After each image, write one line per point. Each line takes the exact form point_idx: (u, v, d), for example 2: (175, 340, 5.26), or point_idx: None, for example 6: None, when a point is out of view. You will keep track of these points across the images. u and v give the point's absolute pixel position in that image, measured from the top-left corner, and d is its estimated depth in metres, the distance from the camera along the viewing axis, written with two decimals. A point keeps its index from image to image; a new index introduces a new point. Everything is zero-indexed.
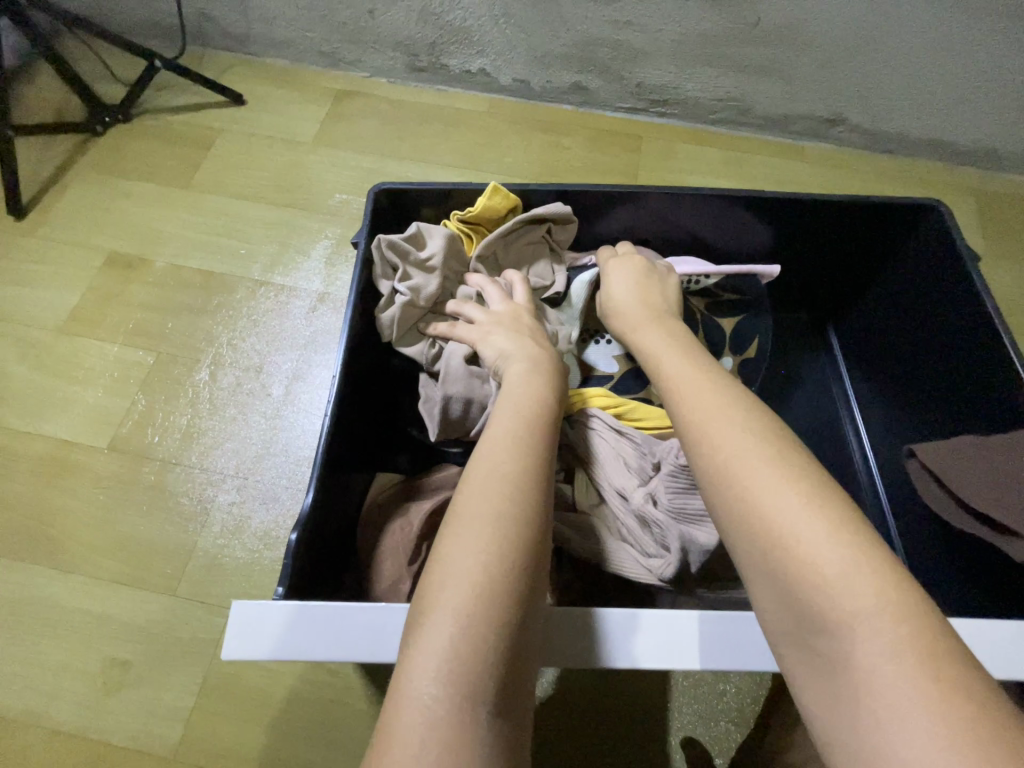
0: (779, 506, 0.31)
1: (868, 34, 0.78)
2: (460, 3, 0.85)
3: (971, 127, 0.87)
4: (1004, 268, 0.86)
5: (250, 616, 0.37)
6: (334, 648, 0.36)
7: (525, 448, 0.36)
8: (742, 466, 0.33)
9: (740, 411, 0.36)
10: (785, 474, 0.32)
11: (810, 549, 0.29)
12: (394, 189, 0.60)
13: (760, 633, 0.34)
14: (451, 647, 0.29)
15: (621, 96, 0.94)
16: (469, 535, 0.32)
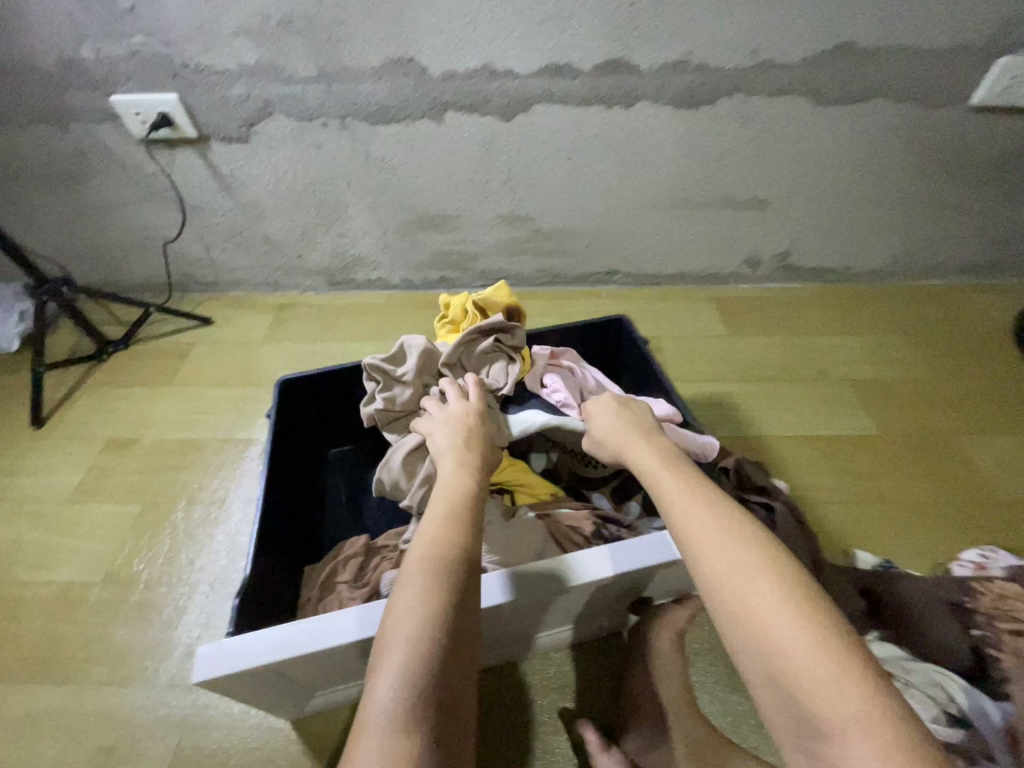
0: (777, 625, 0.43)
1: (604, 227, 1.28)
2: (357, 244, 1.33)
3: (694, 264, 1.36)
4: (745, 340, 1.26)
5: (224, 641, 0.56)
6: (268, 652, 0.55)
7: (461, 532, 0.53)
8: (744, 586, 0.45)
9: (750, 543, 0.48)
10: (788, 606, 0.44)
11: (801, 665, 0.41)
12: (295, 378, 0.90)
13: (518, 574, 0.60)
14: (409, 664, 0.44)
15: (473, 280, 1.41)
16: (411, 586, 0.49)
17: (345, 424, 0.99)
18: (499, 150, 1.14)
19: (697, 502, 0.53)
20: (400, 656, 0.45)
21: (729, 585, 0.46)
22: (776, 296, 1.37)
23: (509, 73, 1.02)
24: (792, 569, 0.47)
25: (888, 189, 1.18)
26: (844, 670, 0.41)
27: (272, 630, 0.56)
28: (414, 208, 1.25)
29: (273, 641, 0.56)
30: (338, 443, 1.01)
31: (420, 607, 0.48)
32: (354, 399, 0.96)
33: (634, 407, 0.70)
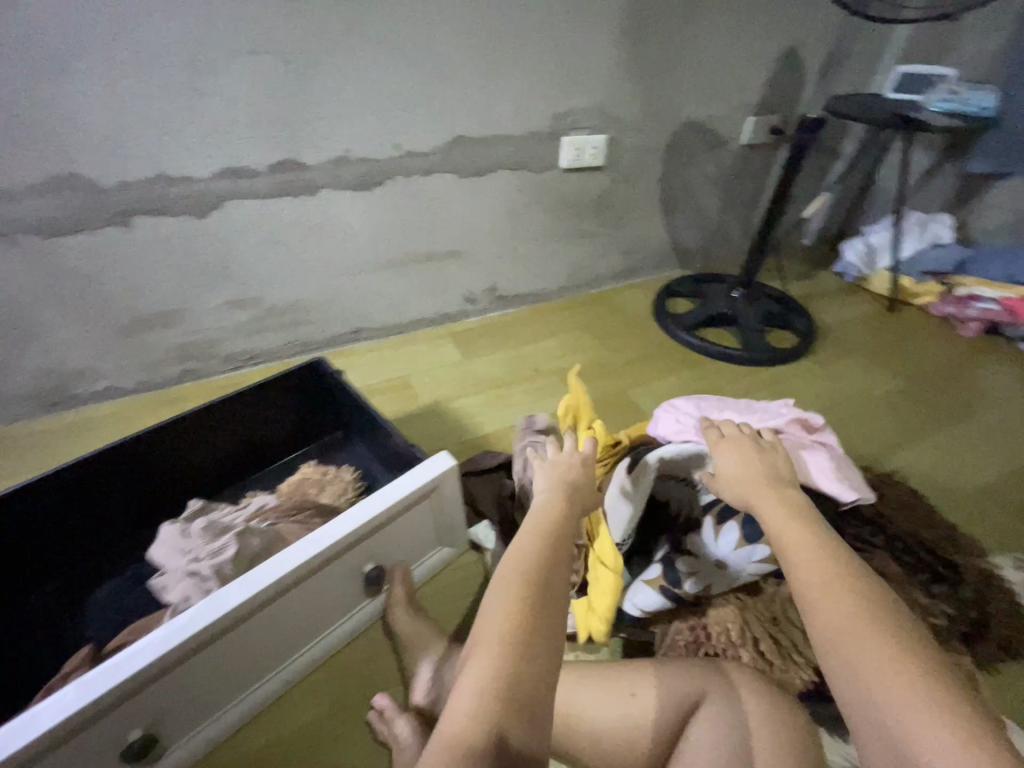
0: (881, 662, 0.47)
1: (334, 294, 1.44)
2: (67, 359, 1.25)
3: (426, 309, 1.59)
4: (478, 360, 1.53)
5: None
6: None
7: (556, 566, 0.56)
8: (849, 613, 0.50)
9: (860, 577, 0.53)
10: (898, 645, 0.48)
11: (916, 727, 0.44)
12: None
13: (222, 594, 0.67)
14: (497, 677, 0.47)
15: (221, 366, 1.43)
16: (501, 597, 0.52)
17: (43, 558, 0.93)
18: (203, 243, 1.22)
19: (805, 531, 0.58)
20: (480, 671, 0.47)
21: (856, 642, 0.49)
22: (498, 322, 1.68)
23: (187, 177, 1.12)
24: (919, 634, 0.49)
25: (541, 230, 1.59)
26: (943, 706, 0.44)
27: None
28: (126, 310, 1.24)
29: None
30: (48, 580, 0.94)
31: (502, 605, 0.51)
32: (46, 526, 0.91)
33: (774, 459, 0.72)
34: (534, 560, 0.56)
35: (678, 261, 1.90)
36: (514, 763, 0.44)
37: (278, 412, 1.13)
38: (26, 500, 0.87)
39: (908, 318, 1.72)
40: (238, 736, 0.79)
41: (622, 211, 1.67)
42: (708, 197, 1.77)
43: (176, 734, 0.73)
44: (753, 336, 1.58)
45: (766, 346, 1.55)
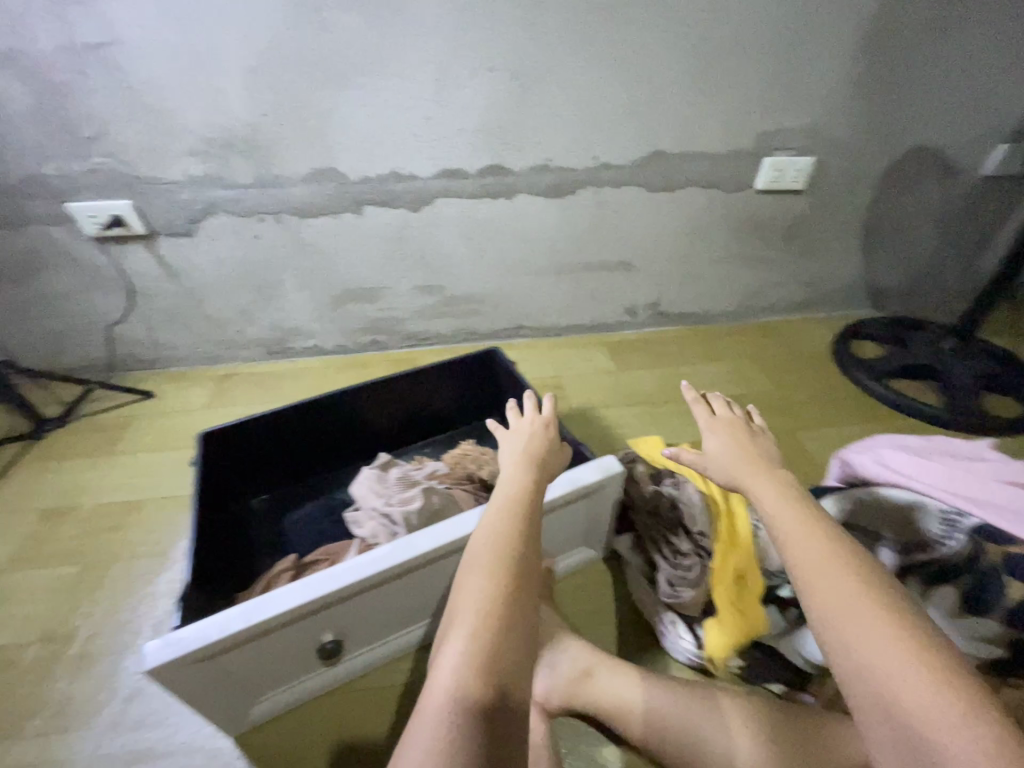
0: (864, 630, 0.48)
1: (507, 290, 1.54)
2: (293, 317, 1.51)
3: (585, 315, 1.63)
4: (630, 373, 1.52)
5: (168, 635, 0.64)
6: (223, 628, 0.65)
7: (522, 544, 0.65)
8: (829, 584, 0.52)
9: (844, 555, 0.54)
10: (883, 613, 0.49)
11: (907, 687, 0.45)
12: (215, 432, 1.01)
13: (414, 538, 0.76)
14: (470, 655, 0.54)
15: (400, 341, 1.61)
16: (472, 581, 0.62)
17: (262, 472, 1.11)
18: (412, 234, 1.39)
19: (798, 519, 0.59)
20: (456, 653, 0.55)
21: (838, 614, 0.50)
22: (654, 338, 1.66)
23: (414, 176, 1.29)
24: (904, 604, 0.50)
25: (719, 250, 1.53)
26: (931, 671, 0.45)
27: (215, 618, 0.66)
28: (342, 283, 1.46)
29: (220, 624, 0.65)
30: (260, 491, 1.13)
31: (476, 589, 0.60)
32: (270, 447, 1.10)
33: (763, 445, 0.77)
34: (503, 538, 0.65)
35: (867, 300, 1.70)
36: (501, 717, 0.52)
37: (451, 388, 1.26)
38: (266, 426, 1.07)
39: None
40: (391, 668, 0.89)
41: (813, 240, 1.54)
42: (923, 232, 1.55)
43: (352, 650, 0.83)
44: (961, 396, 1.35)
45: (977, 410, 1.33)
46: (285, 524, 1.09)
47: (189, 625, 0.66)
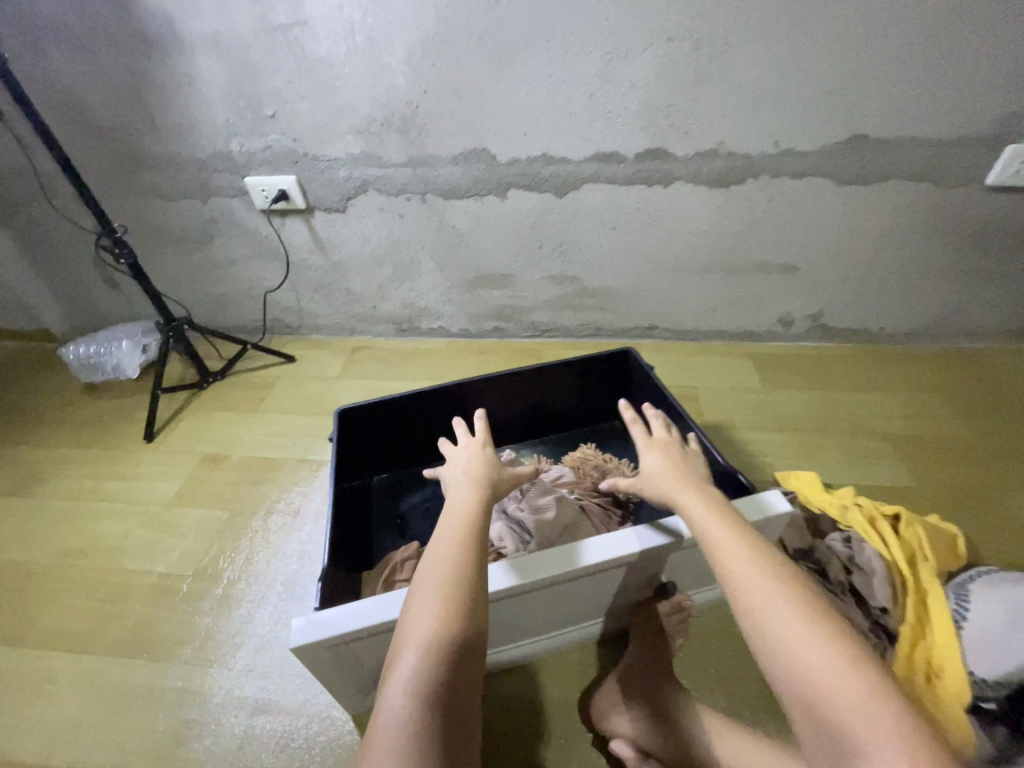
0: (790, 634, 0.54)
1: (645, 287, 1.42)
2: (424, 298, 1.52)
3: (729, 321, 1.46)
4: (778, 393, 1.33)
5: (311, 616, 0.66)
6: (358, 620, 0.65)
7: (465, 567, 0.66)
8: (755, 595, 0.58)
9: (766, 566, 0.60)
10: (801, 618, 0.54)
11: (828, 681, 0.50)
12: (351, 407, 1.04)
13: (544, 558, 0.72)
14: (417, 677, 0.57)
15: (524, 331, 1.57)
16: (418, 609, 0.64)
17: (387, 450, 1.13)
18: (553, 220, 1.32)
19: (728, 535, 0.64)
20: (408, 667, 0.58)
21: (767, 617, 0.56)
22: (810, 355, 1.44)
23: (564, 159, 1.21)
24: (826, 611, 0.55)
25: (915, 258, 1.27)
26: (849, 670, 0.50)
27: (354, 606, 0.67)
28: (475, 268, 1.44)
29: (358, 613, 0.66)
30: (382, 468, 1.15)
31: (425, 620, 0.62)
32: (398, 425, 1.11)
33: (689, 462, 0.77)
34: (440, 565, 0.66)
35: None
36: (447, 737, 0.55)
37: (580, 387, 1.19)
38: (399, 408, 1.09)
39: None
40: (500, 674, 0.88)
41: None
42: None
43: None
44: None
45: None
46: (404, 503, 1.10)
47: (328, 609, 0.68)
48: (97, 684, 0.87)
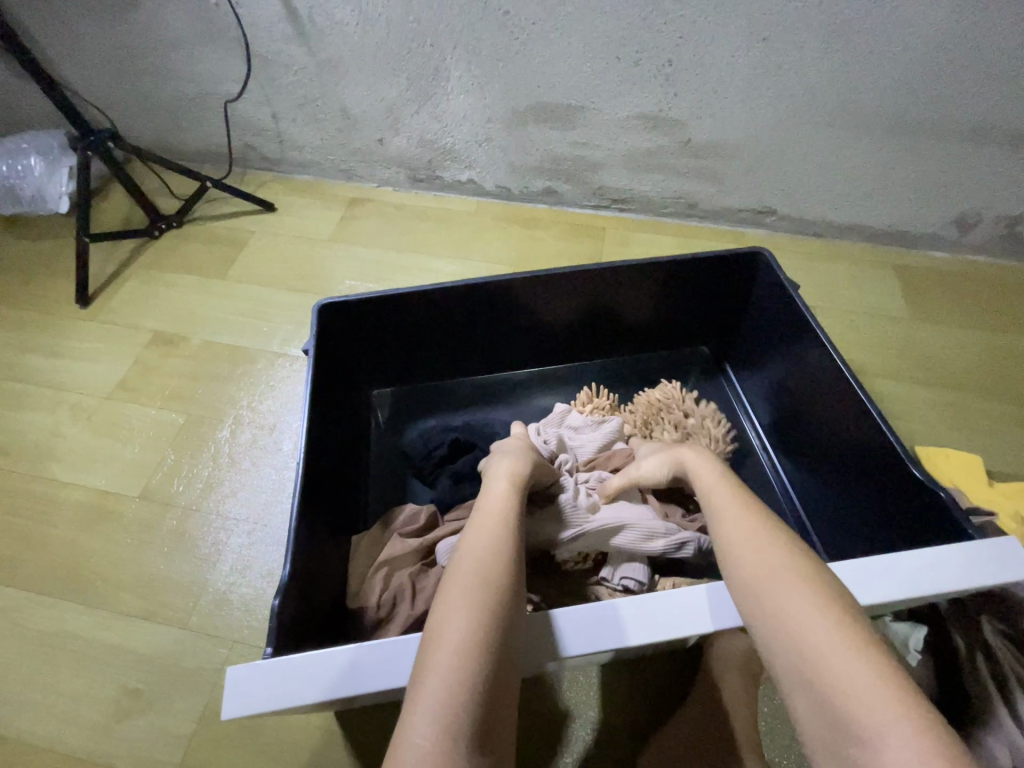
0: (778, 600, 0.41)
1: (778, 144, 0.96)
2: (452, 132, 1.06)
3: (884, 211, 1.02)
4: (931, 327, 0.96)
5: (259, 662, 0.42)
6: (325, 683, 0.41)
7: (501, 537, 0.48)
8: (740, 556, 0.45)
9: (754, 520, 0.48)
10: (789, 577, 0.42)
11: (826, 658, 0.38)
12: (335, 303, 0.73)
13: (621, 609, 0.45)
14: (449, 688, 0.37)
15: (585, 197, 1.13)
16: (452, 599, 0.43)
17: (391, 358, 0.83)
18: (669, 11, 0.82)
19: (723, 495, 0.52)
20: (437, 676, 0.38)
21: (750, 589, 0.43)
22: (985, 274, 1.03)
23: None
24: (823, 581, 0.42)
25: None
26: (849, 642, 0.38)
27: (325, 655, 0.42)
28: (532, 92, 0.96)
29: (331, 668, 0.41)
30: (383, 382, 0.85)
31: (458, 612, 0.41)
32: (406, 328, 0.79)
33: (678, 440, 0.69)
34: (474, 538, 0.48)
35: None
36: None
37: (669, 295, 0.82)
38: (409, 303, 0.76)
39: None
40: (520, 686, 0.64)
41: None
42: None
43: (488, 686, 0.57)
44: None
45: None
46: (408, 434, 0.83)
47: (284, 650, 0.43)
48: (19, 631, 0.69)
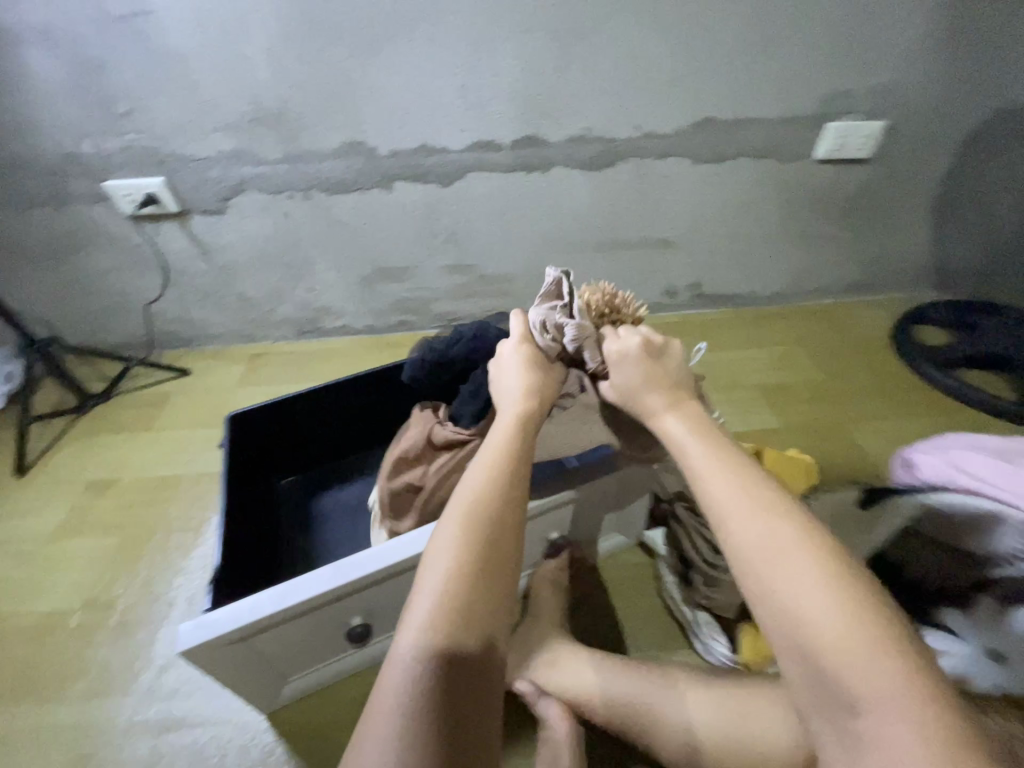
0: (787, 588, 0.47)
1: (538, 269, 1.48)
2: (324, 296, 1.49)
3: (620, 296, 1.56)
4: None
5: (201, 618, 0.65)
6: (246, 616, 0.65)
7: (487, 522, 0.56)
8: (757, 546, 0.50)
9: (767, 507, 0.52)
10: (808, 575, 0.47)
11: (819, 634, 0.44)
12: (240, 414, 1.02)
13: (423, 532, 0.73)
14: (429, 632, 0.51)
15: (429, 322, 1.59)
16: (434, 575, 0.54)
17: (288, 451, 1.11)
18: (441, 210, 1.34)
19: (739, 472, 0.56)
20: (427, 627, 0.51)
21: (769, 575, 0.48)
22: (693, 321, 1.57)
23: (444, 150, 1.23)
24: (834, 571, 0.47)
25: (772, 226, 1.41)
26: (849, 628, 0.43)
27: (245, 602, 0.66)
28: (372, 263, 1.43)
29: (249, 607, 0.66)
30: (286, 471, 1.13)
31: (437, 583, 0.53)
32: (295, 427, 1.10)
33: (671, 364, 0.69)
34: (475, 526, 0.56)
35: (932, 282, 1.55)
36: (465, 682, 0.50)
37: None
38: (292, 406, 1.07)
39: None
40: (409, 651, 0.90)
41: (871, 217, 1.40)
42: (1009, 205, 1.39)
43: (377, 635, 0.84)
44: None
45: None
46: (403, 373, 0.84)
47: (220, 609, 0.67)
48: None
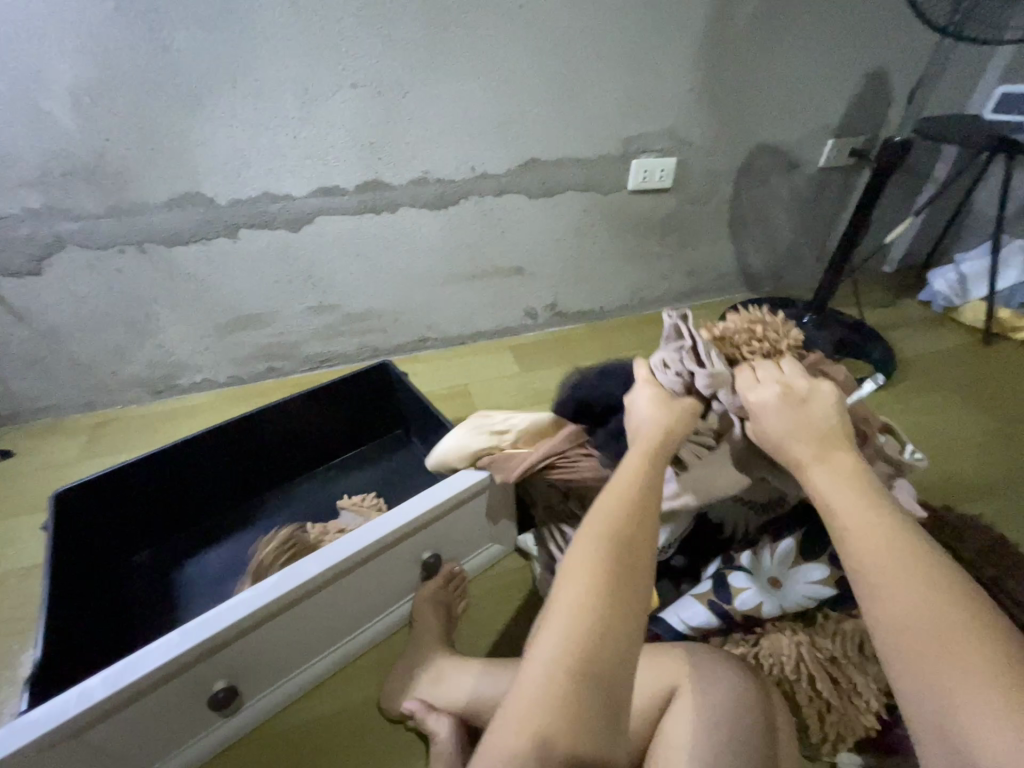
0: (930, 659, 0.41)
1: (404, 303, 1.53)
2: (176, 352, 1.41)
3: (487, 320, 1.66)
4: (533, 375, 1.57)
5: (15, 723, 0.61)
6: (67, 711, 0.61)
7: (600, 580, 0.50)
8: (895, 601, 0.44)
9: (914, 562, 0.46)
10: (959, 655, 0.41)
11: (965, 719, 0.39)
12: (67, 491, 0.91)
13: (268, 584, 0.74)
14: (541, 694, 0.47)
15: (299, 365, 1.56)
16: (548, 635, 0.49)
17: (133, 524, 1.02)
18: (294, 255, 1.34)
19: (877, 510, 0.50)
20: (539, 685, 0.47)
21: (906, 639, 0.43)
22: (556, 337, 1.72)
23: (287, 196, 1.24)
24: (989, 649, 0.40)
25: (607, 248, 1.61)
26: (1002, 714, 0.38)
27: (69, 694, 0.63)
28: (226, 313, 1.39)
29: (73, 700, 0.62)
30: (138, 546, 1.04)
31: (551, 643, 0.48)
32: (141, 497, 1.01)
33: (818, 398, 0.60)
34: (594, 583, 0.49)
35: (742, 283, 1.85)
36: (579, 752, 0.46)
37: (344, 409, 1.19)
38: (132, 474, 0.98)
39: (998, 355, 1.63)
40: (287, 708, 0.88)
41: (685, 234, 1.65)
42: (783, 219, 1.73)
43: (250, 694, 0.82)
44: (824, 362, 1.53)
45: None
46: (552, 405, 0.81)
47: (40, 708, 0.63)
48: None
